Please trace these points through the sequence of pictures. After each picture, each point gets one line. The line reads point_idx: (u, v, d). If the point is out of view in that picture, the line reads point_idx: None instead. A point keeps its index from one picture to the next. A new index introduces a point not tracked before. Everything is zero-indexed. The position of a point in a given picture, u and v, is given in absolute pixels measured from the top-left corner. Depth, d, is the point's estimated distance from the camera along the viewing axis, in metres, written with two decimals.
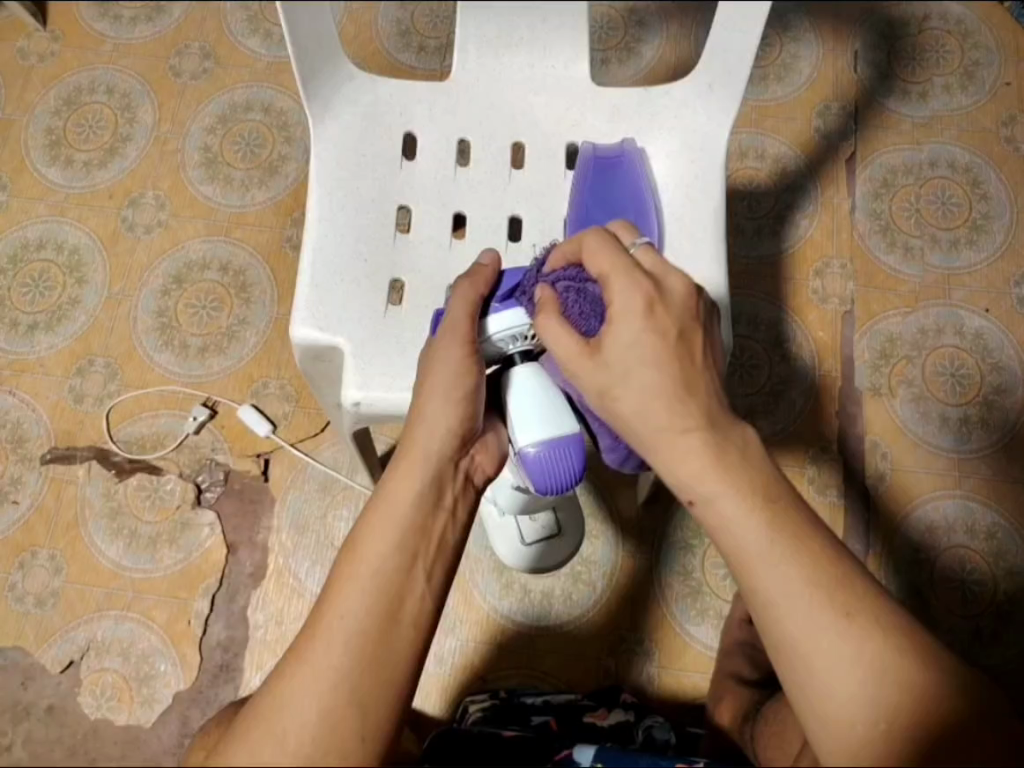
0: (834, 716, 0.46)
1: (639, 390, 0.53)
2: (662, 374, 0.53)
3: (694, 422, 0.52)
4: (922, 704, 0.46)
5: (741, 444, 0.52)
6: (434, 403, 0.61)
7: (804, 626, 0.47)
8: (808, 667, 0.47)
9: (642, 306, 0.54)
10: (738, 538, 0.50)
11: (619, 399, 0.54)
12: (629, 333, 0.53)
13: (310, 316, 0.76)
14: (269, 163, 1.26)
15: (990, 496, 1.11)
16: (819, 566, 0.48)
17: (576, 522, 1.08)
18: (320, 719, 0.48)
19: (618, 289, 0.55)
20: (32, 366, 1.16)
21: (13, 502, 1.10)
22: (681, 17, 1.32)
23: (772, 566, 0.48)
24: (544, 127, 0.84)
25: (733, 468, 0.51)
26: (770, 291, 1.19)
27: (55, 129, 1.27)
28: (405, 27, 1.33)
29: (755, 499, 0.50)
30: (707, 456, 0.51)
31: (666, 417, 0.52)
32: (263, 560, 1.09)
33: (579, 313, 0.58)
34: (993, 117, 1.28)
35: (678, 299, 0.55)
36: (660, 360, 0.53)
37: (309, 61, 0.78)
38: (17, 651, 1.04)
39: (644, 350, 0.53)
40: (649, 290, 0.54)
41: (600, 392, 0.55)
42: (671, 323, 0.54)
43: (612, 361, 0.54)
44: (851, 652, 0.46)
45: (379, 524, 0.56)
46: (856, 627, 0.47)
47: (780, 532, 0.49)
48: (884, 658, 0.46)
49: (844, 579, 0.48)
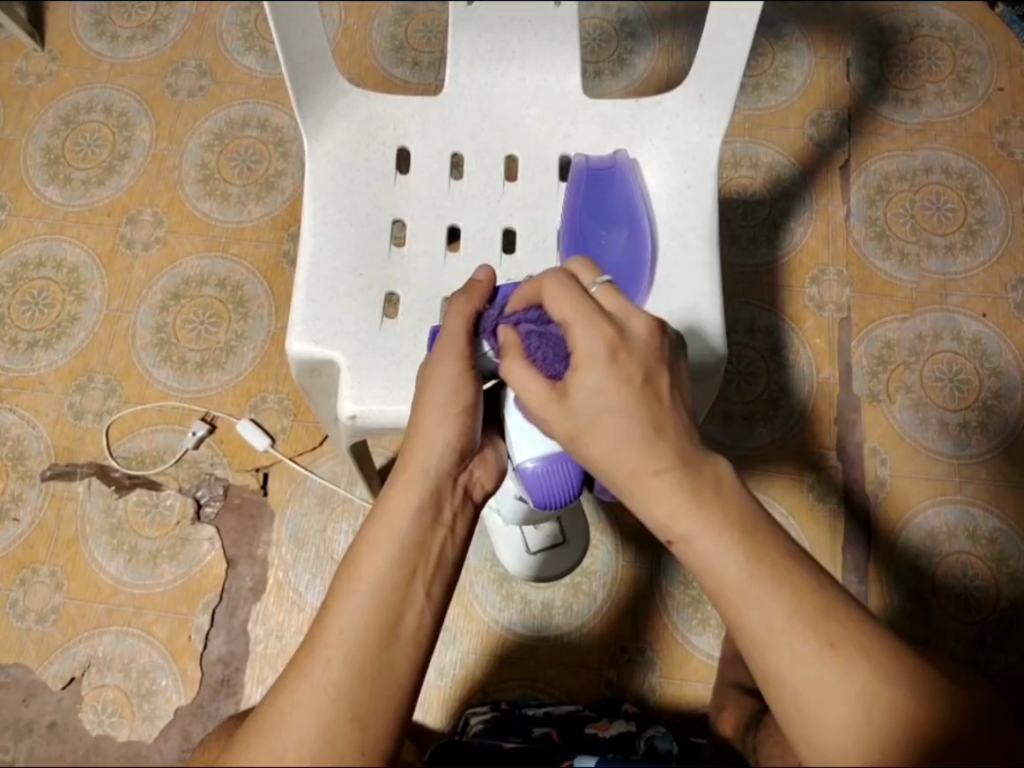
0: (826, 749, 0.45)
1: (607, 438, 0.53)
2: (629, 419, 0.52)
3: (665, 463, 0.51)
4: (915, 729, 0.45)
5: (714, 479, 0.51)
6: (432, 418, 0.61)
7: (789, 659, 0.46)
8: (796, 702, 0.46)
9: (605, 351, 0.53)
10: (717, 570, 0.49)
11: (589, 444, 0.54)
12: (593, 381, 0.53)
13: (306, 330, 0.77)
14: (266, 179, 1.27)
15: (991, 502, 1.10)
16: (801, 600, 0.47)
17: (580, 531, 1.07)
18: (319, 734, 0.48)
19: (580, 335, 0.54)
20: (32, 383, 1.17)
21: (13, 520, 1.11)
22: (674, 28, 1.33)
23: (753, 600, 0.47)
24: (537, 139, 0.84)
25: (707, 506, 0.50)
26: (766, 299, 1.20)
27: (54, 148, 1.28)
28: (399, 42, 1.34)
29: (738, 527, 0.49)
30: (681, 495, 0.51)
31: (634, 461, 0.52)
32: (263, 574, 1.09)
33: (544, 358, 0.58)
34: (986, 121, 1.28)
35: (642, 341, 0.54)
36: (626, 405, 0.52)
37: (303, 79, 0.78)
38: (19, 668, 1.04)
39: (608, 397, 0.53)
40: (610, 334, 0.54)
41: (570, 437, 0.55)
42: (636, 366, 0.53)
43: (578, 408, 0.54)
44: (840, 683, 0.46)
45: (379, 540, 0.56)
46: (842, 658, 0.46)
47: (760, 569, 0.48)
48: (874, 686, 0.46)
49: (833, 606, 0.47)
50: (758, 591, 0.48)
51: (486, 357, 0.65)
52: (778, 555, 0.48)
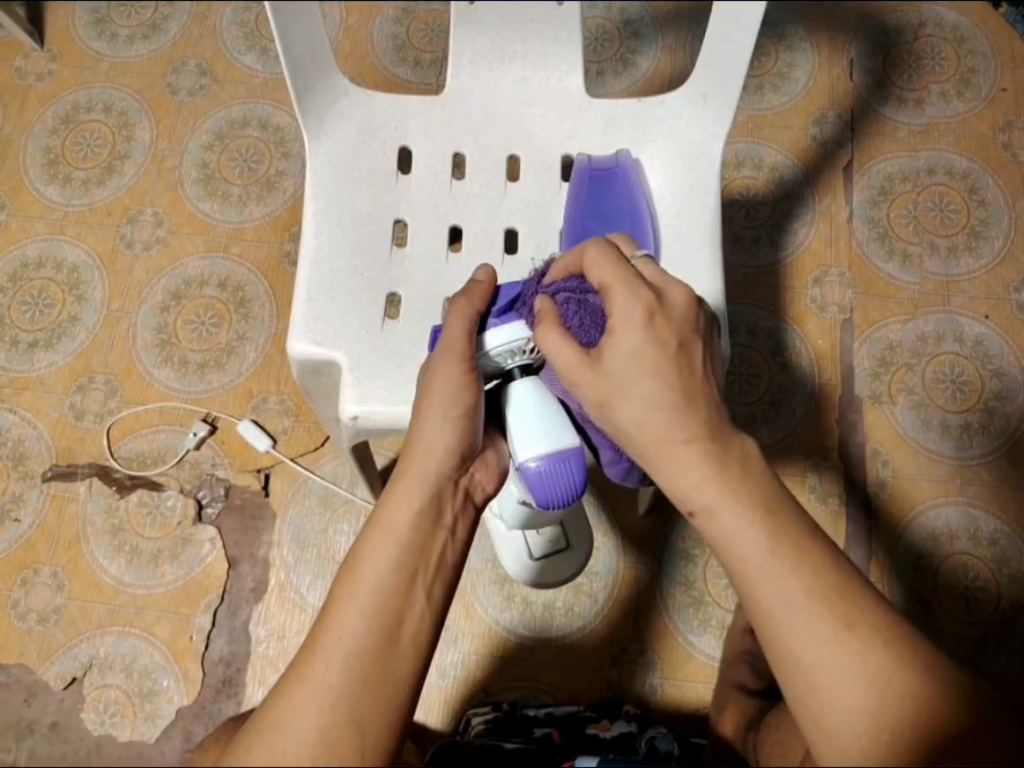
0: (837, 730, 0.46)
1: (639, 400, 0.52)
2: (662, 385, 0.52)
3: (695, 434, 0.51)
4: (925, 712, 0.46)
5: (740, 458, 0.51)
6: (433, 423, 0.61)
7: (807, 637, 0.46)
8: (809, 683, 0.46)
9: (642, 316, 0.53)
10: (739, 553, 0.49)
11: (619, 409, 0.53)
12: (628, 344, 0.53)
13: (307, 331, 0.77)
14: (267, 179, 1.26)
15: (991, 504, 1.10)
16: (818, 580, 0.48)
17: (585, 535, 1.07)
18: (319, 738, 0.48)
19: (619, 299, 0.54)
20: (33, 383, 1.16)
21: (15, 521, 1.10)
22: (677, 28, 1.32)
23: (761, 599, 0.47)
24: (539, 140, 0.84)
25: (734, 482, 0.50)
26: (769, 299, 1.19)
27: (54, 147, 1.28)
28: (401, 42, 1.33)
29: (742, 533, 0.49)
30: (699, 477, 0.50)
31: (663, 427, 0.51)
32: (265, 575, 1.09)
33: (579, 324, 0.57)
34: (990, 123, 1.28)
35: (679, 310, 0.54)
36: (659, 371, 0.52)
37: (304, 79, 0.78)
38: (21, 669, 1.04)
39: (643, 361, 0.52)
40: (650, 300, 0.54)
41: (600, 402, 0.54)
42: (672, 334, 0.53)
43: (611, 371, 0.53)
44: (855, 664, 0.46)
45: (379, 543, 0.56)
46: (858, 636, 0.46)
47: (782, 544, 0.48)
48: (888, 667, 0.46)
49: (849, 588, 0.48)
50: (764, 591, 0.48)
51: (513, 333, 0.65)
52: (781, 558, 0.48)
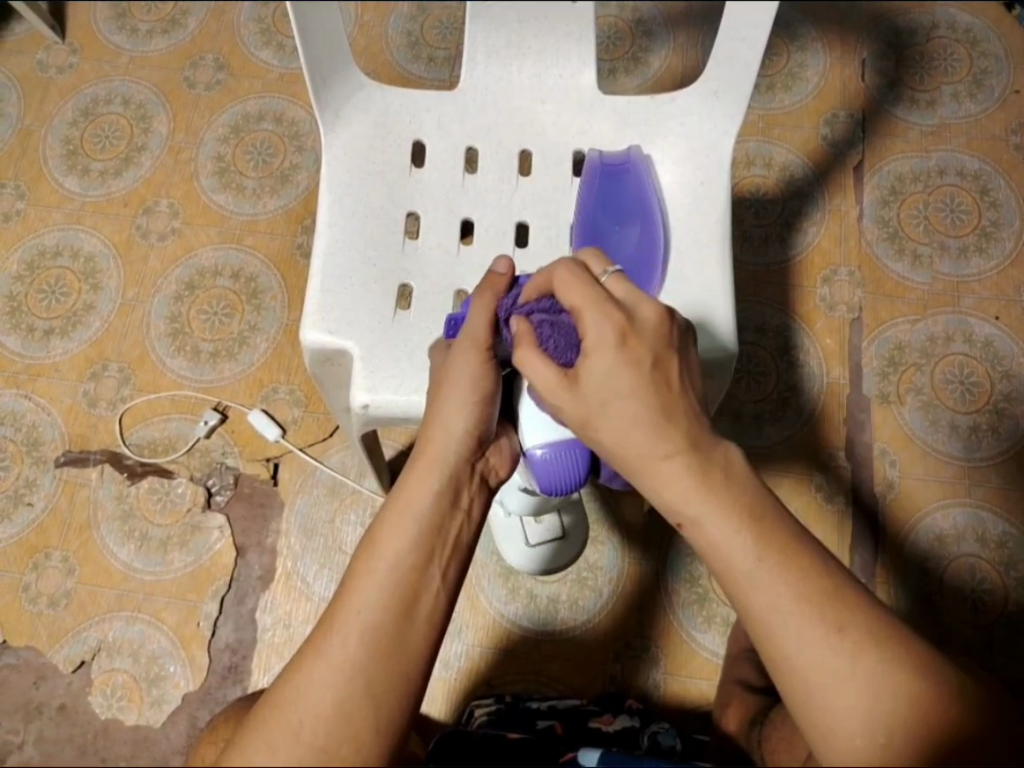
0: (834, 730, 0.46)
1: (618, 420, 0.53)
2: (642, 397, 0.52)
3: (675, 447, 0.52)
4: (921, 716, 0.46)
5: (737, 441, 0.51)
6: (452, 407, 0.62)
7: (798, 641, 0.46)
8: (804, 685, 0.47)
9: (614, 337, 0.53)
10: (725, 556, 0.49)
11: (600, 428, 0.54)
12: (603, 365, 0.53)
13: (320, 319, 0.78)
14: (281, 172, 1.28)
15: (1000, 506, 1.10)
16: (808, 584, 0.48)
17: (581, 528, 1.08)
18: (335, 711, 0.49)
19: (590, 321, 0.54)
20: (48, 370, 1.18)
21: (28, 503, 1.12)
22: (690, 26, 1.33)
23: (765, 567, 0.48)
24: (550, 134, 0.85)
25: (716, 489, 0.50)
26: (778, 298, 1.20)
27: (73, 139, 1.30)
28: (415, 38, 1.34)
29: (741, 515, 0.49)
30: (699, 461, 0.50)
31: (646, 442, 0.52)
32: (272, 563, 1.10)
33: (555, 347, 0.59)
34: (1002, 124, 1.27)
35: (650, 328, 0.54)
36: (636, 390, 0.52)
37: (321, 71, 0.79)
38: (30, 651, 1.06)
39: (617, 381, 0.53)
40: (619, 320, 0.54)
41: (581, 421, 0.55)
42: (645, 351, 0.53)
43: (588, 393, 0.54)
44: (844, 666, 0.46)
45: (399, 522, 0.56)
46: (847, 642, 0.46)
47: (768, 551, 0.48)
48: (881, 670, 0.46)
49: (843, 581, 0.48)
50: (753, 596, 0.48)
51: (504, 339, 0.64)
52: (769, 562, 0.48)
